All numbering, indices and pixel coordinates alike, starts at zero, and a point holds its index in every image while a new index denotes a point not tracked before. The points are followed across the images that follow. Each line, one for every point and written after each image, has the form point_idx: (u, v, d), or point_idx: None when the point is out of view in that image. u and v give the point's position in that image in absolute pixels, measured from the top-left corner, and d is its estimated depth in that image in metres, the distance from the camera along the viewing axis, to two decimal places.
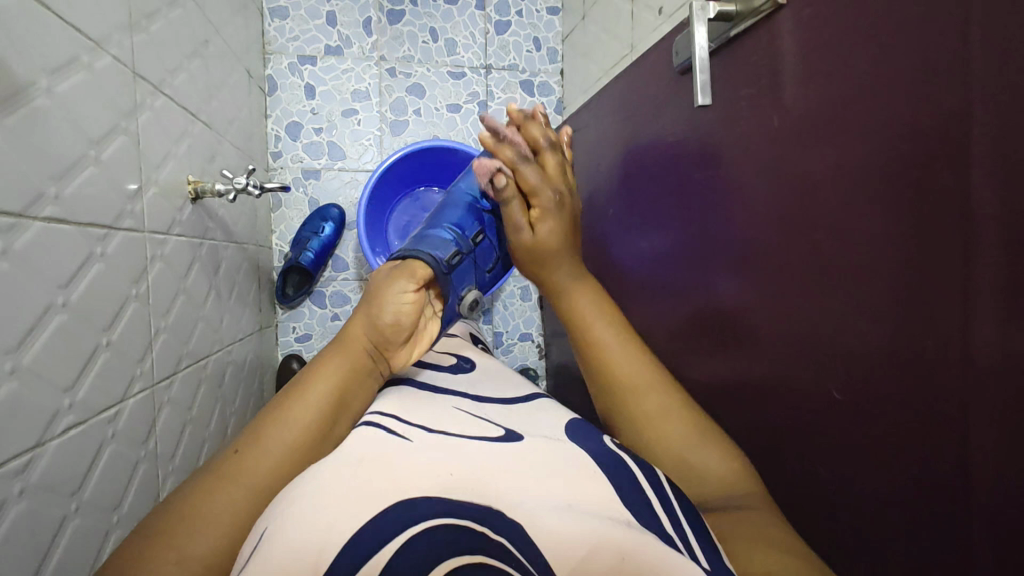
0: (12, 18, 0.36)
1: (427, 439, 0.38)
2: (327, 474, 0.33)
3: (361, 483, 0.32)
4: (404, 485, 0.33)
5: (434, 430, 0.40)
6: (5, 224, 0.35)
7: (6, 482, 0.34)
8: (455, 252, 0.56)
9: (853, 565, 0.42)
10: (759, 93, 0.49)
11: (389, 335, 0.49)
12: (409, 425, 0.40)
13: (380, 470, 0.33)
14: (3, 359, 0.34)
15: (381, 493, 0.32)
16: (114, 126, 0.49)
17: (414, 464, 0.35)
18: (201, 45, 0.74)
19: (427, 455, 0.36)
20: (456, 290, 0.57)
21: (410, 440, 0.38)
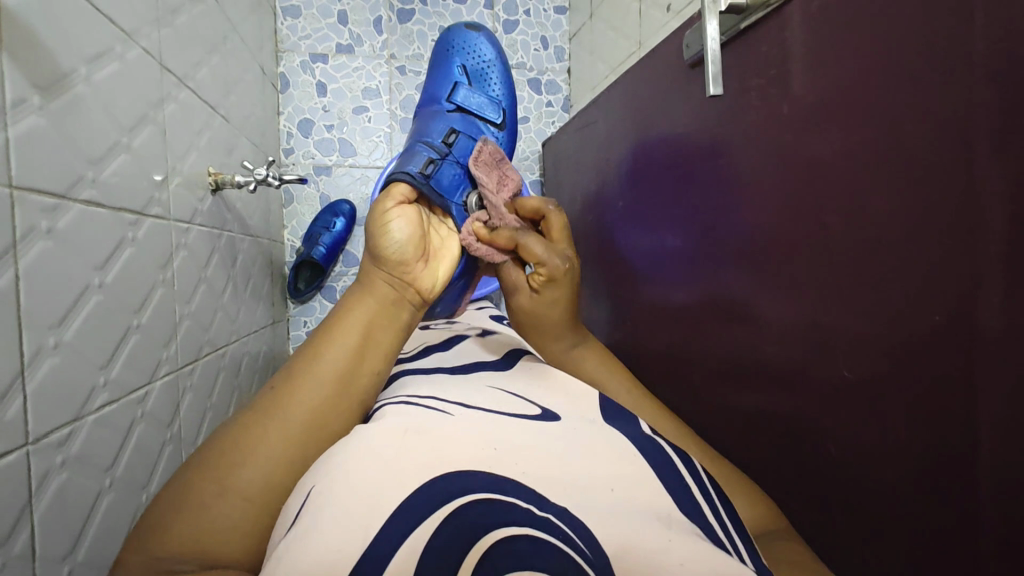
0: (55, 7, 0.38)
1: (463, 415, 0.40)
2: (370, 443, 0.34)
3: (405, 456, 0.34)
4: (444, 459, 0.34)
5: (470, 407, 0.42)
6: (50, 204, 0.37)
7: (49, 452, 0.36)
8: (429, 161, 0.57)
9: (863, 540, 0.43)
10: (769, 83, 0.50)
11: (402, 264, 0.48)
12: (444, 403, 0.42)
13: (422, 444, 0.35)
14: (46, 334, 0.36)
15: (423, 469, 0.33)
16: (144, 116, 0.51)
17: (453, 439, 0.36)
18: (220, 41, 0.75)
19: (462, 429, 0.38)
20: (454, 197, 0.58)
21: (449, 415, 0.40)
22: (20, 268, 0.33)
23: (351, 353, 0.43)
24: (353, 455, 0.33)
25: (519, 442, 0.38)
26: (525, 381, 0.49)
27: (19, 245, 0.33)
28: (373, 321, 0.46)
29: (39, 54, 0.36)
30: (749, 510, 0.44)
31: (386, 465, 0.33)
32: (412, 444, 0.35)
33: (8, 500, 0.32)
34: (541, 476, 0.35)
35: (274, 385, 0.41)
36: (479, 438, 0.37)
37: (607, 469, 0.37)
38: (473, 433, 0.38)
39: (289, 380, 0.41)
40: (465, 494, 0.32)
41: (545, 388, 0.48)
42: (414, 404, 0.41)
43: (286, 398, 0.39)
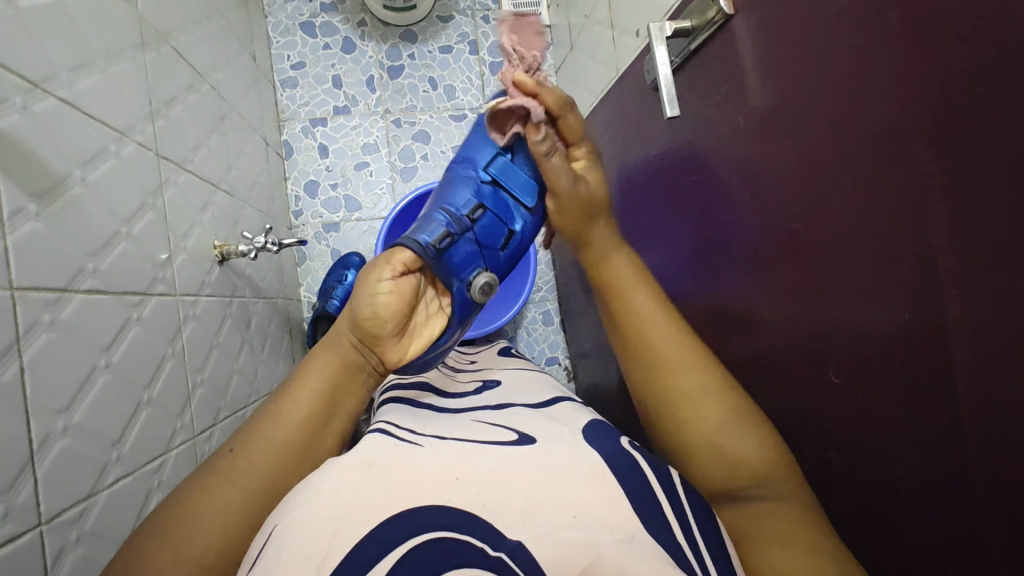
0: (48, 122, 0.42)
1: (436, 446, 0.40)
2: (340, 479, 0.35)
3: (371, 489, 0.34)
4: (410, 490, 0.34)
5: (446, 438, 0.42)
6: (51, 298, 0.40)
7: (64, 529, 0.38)
8: (444, 233, 0.53)
9: (879, 551, 0.41)
10: (725, 97, 0.51)
11: (371, 328, 0.49)
12: (421, 434, 0.42)
13: (386, 478, 0.35)
14: (55, 419, 0.38)
15: (393, 500, 0.34)
16: (143, 204, 0.55)
17: (422, 467, 0.37)
18: (218, 122, 0.81)
19: (434, 457, 0.38)
20: (460, 275, 0.54)
21: (422, 445, 0.40)
22: (25, 361, 0.36)
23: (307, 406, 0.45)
24: (320, 496, 0.34)
25: (495, 468, 0.38)
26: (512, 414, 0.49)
27: (22, 340, 0.37)
28: (329, 382, 0.47)
29: (34, 164, 0.40)
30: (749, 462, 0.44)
31: (351, 499, 0.34)
32: (378, 477, 0.35)
33: None
34: (525, 503, 0.35)
35: (232, 448, 0.42)
36: (451, 468, 0.37)
37: (584, 486, 0.37)
38: (447, 463, 0.38)
39: (248, 443, 0.43)
40: (422, 542, 0.32)
41: (528, 418, 0.47)
42: (392, 434, 0.41)
43: (242, 458, 0.41)
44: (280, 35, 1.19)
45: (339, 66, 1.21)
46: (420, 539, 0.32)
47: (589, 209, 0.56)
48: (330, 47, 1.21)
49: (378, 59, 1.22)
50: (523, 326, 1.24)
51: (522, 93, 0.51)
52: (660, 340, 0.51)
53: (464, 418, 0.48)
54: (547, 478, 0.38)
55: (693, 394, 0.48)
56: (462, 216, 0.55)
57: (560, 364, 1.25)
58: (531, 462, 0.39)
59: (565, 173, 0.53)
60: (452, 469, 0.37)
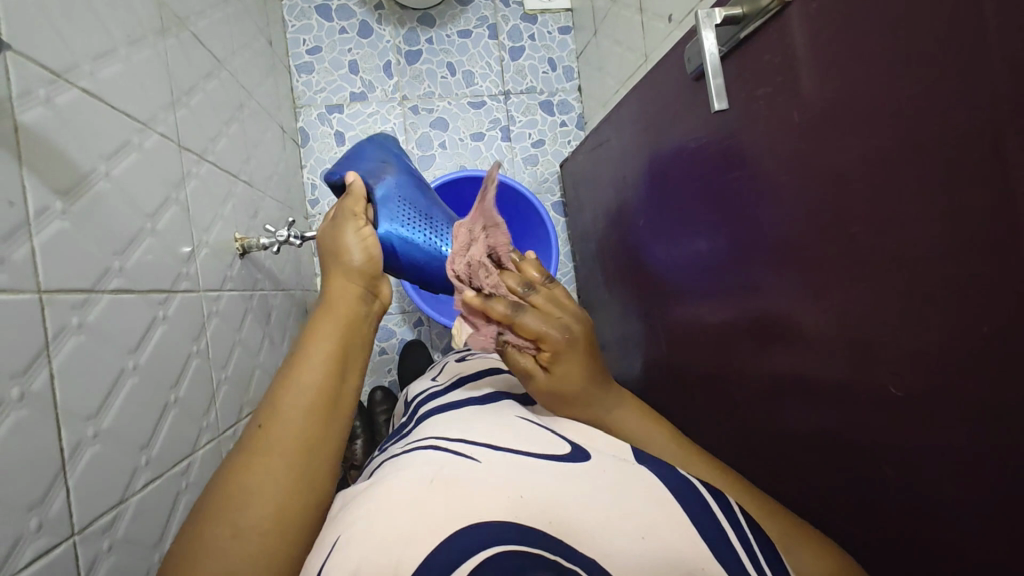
0: (73, 114, 0.40)
1: (493, 458, 0.39)
2: (398, 495, 0.34)
3: (435, 505, 0.34)
4: (473, 506, 0.34)
5: (498, 445, 0.41)
6: (79, 300, 0.38)
7: (96, 538, 0.37)
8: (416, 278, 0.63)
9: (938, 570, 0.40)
10: (776, 90, 0.48)
11: (368, 269, 0.52)
12: (475, 444, 0.41)
13: (452, 492, 0.35)
14: (85, 425, 0.37)
15: (458, 515, 0.33)
16: (166, 198, 0.54)
17: (482, 481, 0.36)
18: (237, 110, 0.79)
19: (494, 470, 0.37)
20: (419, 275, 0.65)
21: (477, 457, 0.39)
22: (54, 367, 0.35)
23: (333, 374, 0.44)
24: (387, 511, 0.33)
25: (552, 485, 0.37)
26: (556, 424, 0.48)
27: (51, 346, 0.35)
28: (344, 346, 0.46)
29: (59, 160, 0.38)
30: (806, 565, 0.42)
31: (414, 515, 0.33)
32: (440, 493, 0.34)
33: None
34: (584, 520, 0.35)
35: (260, 425, 0.40)
36: (512, 483, 0.36)
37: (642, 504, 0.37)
38: (507, 476, 0.37)
39: (276, 414, 0.41)
40: (494, 557, 0.31)
41: (572, 428, 0.46)
42: (446, 446, 0.41)
43: (277, 430, 0.39)
44: (296, 19, 1.16)
45: (355, 51, 1.18)
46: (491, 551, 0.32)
47: (566, 396, 0.48)
48: (347, 31, 1.17)
49: (396, 44, 1.19)
50: None
51: (472, 310, 0.49)
52: (667, 463, 0.49)
53: (505, 412, 0.48)
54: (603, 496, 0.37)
55: (675, 465, 0.48)
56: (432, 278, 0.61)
57: None
58: (591, 479, 0.38)
59: (526, 361, 0.48)
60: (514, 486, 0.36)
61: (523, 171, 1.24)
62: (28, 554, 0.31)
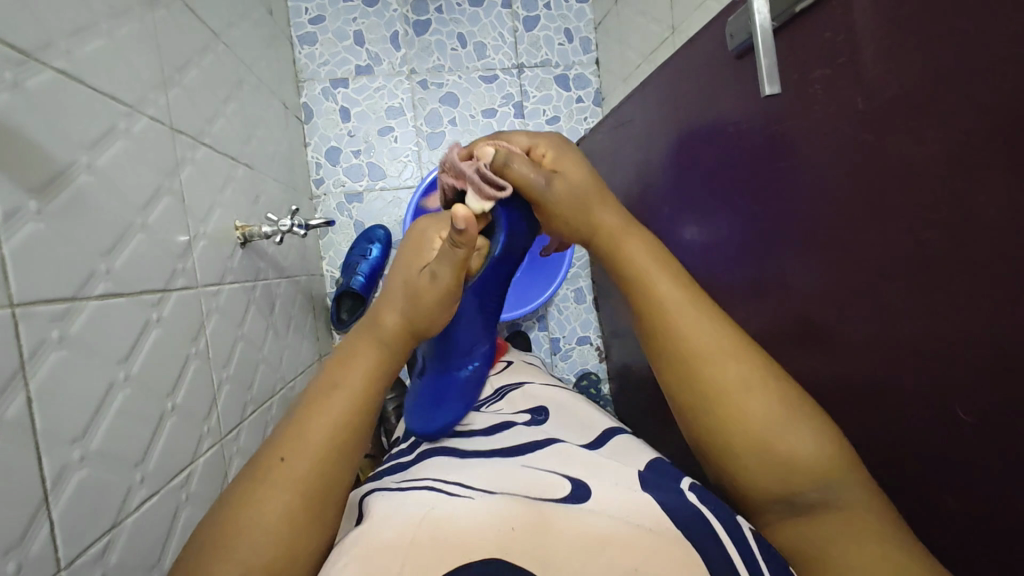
0: (47, 99, 0.36)
1: (489, 492, 0.37)
2: (380, 531, 0.33)
3: (420, 543, 0.32)
4: (459, 545, 0.32)
5: (493, 484, 0.39)
6: (59, 311, 0.34)
7: (87, 569, 0.34)
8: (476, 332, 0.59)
9: None
10: (835, 73, 0.43)
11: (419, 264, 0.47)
12: (472, 483, 0.39)
13: (439, 528, 0.33)
14: (71, 448, 0.34)
15: (449, 554, 0.31)
16: (159, 187, 0.49)
17: (475, 515, 0.34)
18: (235, 86, 0.74)
19: (486, 504, 0.35)
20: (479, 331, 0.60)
21: (471, 494, 0.37)
22: (33, 390, 0.31)
23: (364, 412, 0.40)
24: (367, 549, 0.32)
25: (557, 515, 0.34)
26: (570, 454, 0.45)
27: (28, 365, 0.31)
28: (377, 386, 0.42)
29: (30, 155, 0.33)
30: (808, 453, 0.36)
31: (401, 556, 0.31)
32: (429, 530, 0.33)
33: None
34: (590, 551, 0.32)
35: (284, 457, 0.36)
36: (507, 514, 0.34)
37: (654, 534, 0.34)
38: (500, 508, 0.35)
39: (298, 444, 0.37)
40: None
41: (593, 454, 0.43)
42: (441, 485, 0.38)
43: (296, 462, 0.36)
44: None
45: (361, 21, 1.11)
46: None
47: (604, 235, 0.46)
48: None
49: (404, 13, 1.12)
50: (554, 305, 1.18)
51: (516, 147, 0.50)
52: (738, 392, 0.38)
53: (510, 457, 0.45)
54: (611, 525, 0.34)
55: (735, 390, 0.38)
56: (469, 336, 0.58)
57: (592, 344, 1.20)
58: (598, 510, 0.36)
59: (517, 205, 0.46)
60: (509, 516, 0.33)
61: None
62: None
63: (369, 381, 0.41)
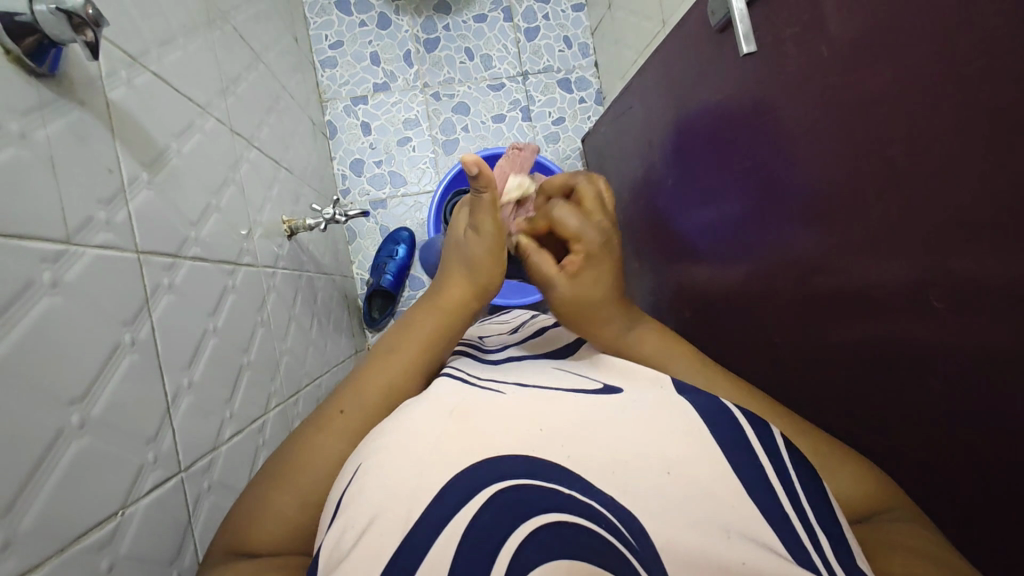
0: (149, 95, 0.44)
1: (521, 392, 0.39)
2: (420, 429, 0.34)
3: (461, 438, 0.33)
4: (492, 438, 0.33)
5: (528, 387, 0.40)
6: (167, 263, 0.42)
7: (197, 478, 0.40)
8: None
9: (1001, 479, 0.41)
10: (802, 30, 0.50)
11: (484, 271, 0.50)
12: (503, 384, 0.41)
13: (471, 429, 0.34)
14: (181, 375, 0.41)
15: (470, 454, 0.32)
16: (225, 178, 0.57)
17: (504, 412, 0.36)
18: (274, 101, 0.83)
19: (517, 404, 0.37)
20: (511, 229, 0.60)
21: (502, 394, 0.38)
22: (154, 320, 0.38)
23: (410, 375, 0.42)
24: (403, 448, 0.33)
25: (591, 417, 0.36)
26: (595, 363, 0.47)
27: (150, 300, 0.38)
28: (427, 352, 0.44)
29: (141, 136, 0.41)
30: (851, 488, 0.40)
31: (430, 450, 0.33)
32: (459, 427, 0.34)
33: (172, 521, 0.37)
34: (613, 455, 0.34)
35: (342, 410, 0.38)
36: (539, 414, 0.36)
37: (673, 437, 0.35)
38: (530, 411, 0.36)
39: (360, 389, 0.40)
40: (516, 483, 0.31)
41: (617, 362, 0.46)
42: (473, 382, 0.41)
43: (354, 404, 0.39)
44: (317, 15, 1.20)
45: (376, 43, 1.21)
46: (501, 485, 0.31)
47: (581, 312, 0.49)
48: (366, 24, 1.21)
49: (414, 33, 1.22)
50: None
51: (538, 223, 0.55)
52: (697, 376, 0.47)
53: (545, 368, 0.46)
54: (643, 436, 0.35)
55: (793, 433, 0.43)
56: None
57: None
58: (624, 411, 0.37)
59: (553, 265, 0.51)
60: (539, 417, 0.36)
61: (545, 149, 1.26)
62: (149, 482, 0.35)
63: (419, 349, 0.44)
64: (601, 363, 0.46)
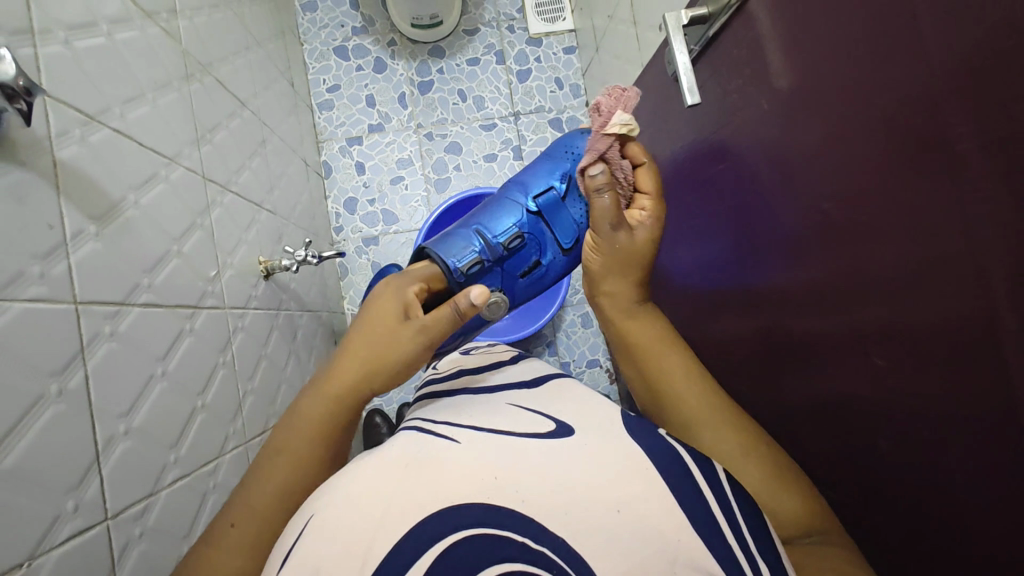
0: (105, 150, 0.46)
1: (474, 437, 0.39)
2: (368, 481, 0.35)
3: (414, 490, 0.34)
4: (444, 492, 0.34)
5: (480, 427, 0.41)
6: (111, 311, 0.43)
7: (127, 525, 0.41)
8: (477, 261, 0.62)
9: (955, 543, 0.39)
10: (746, 81, 0.51)
11: (369, 380, 0.46)
12: (458, 425, 0.41)
13: (423, 482, 0.35)
14: (118, 421, 0.42)
15: (421, 509, 0.33)
16: (192, 223, 0.59)
17: (456, 464, 0.36)
18: (260, 145, 0.86)
19: (470, 455, 0.37)
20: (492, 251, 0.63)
21: (457, 440, 0.39)
22: (89, 369, 0.40)
23: (298, 470, 0.42)
24: (353, 498, 0.34)
25: (536, 460, 0.37)
26: (555, 396, 0.47)
27: (86, 349, 0.40)
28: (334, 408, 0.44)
29: (92, 191, 0.43)
30: (787, 514, 0.43)
31: (379, 506, 0.33)
32: (409, 476, 0.35)
33: (93, 569, 0.37)
34: (563, 501, 0.34)
35: (233, 523, 0.39)
36: (492, 463, 0.36)
37: (616, 482, 0.35)
38: (483, 460, 0.37)
39: (245, 507, 0.40)
40: (469, 534, 0.32)
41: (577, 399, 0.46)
42: (429, 430, 0.41)
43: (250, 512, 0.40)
44: (316, 61, 1.25)
45: (372, 86, 1.25)
46: (453, 539, 0.32)
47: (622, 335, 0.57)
48: (363, 68, 1.25)
49: (409, 76, 1.26)
50: (562, 330, 1.21)
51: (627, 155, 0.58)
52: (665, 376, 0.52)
53: (500, 402, 0.47)
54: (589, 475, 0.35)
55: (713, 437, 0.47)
56: (497, 242, 0.62)
57: (602, 366, 1.21)
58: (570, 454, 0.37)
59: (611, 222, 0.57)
60: (492, 466, 0.36)
61: None
62: (65, 532, 0.35)
63: (311, 441, 0.43)
64: (561, 396, 0.47)
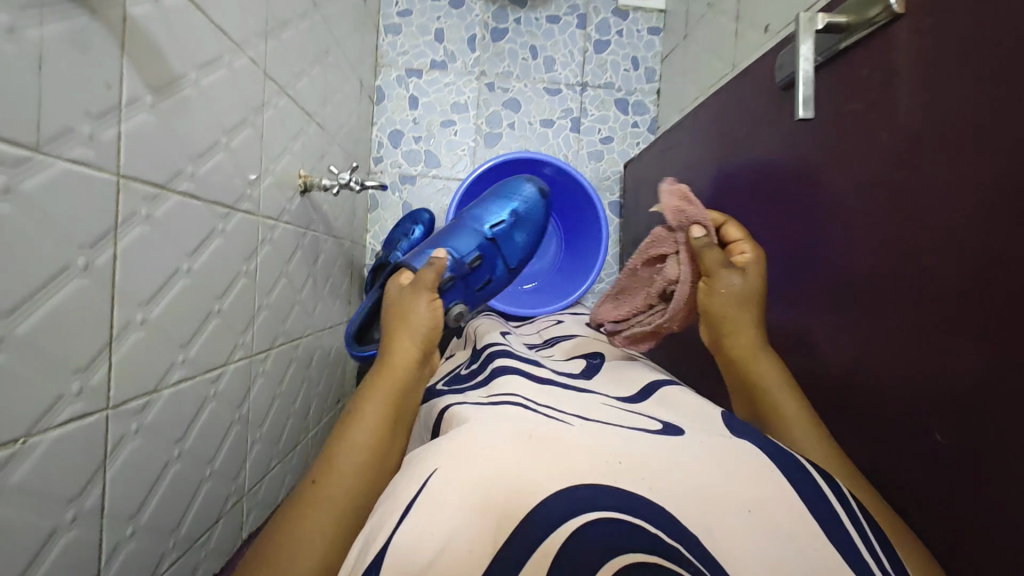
0: (175, 16, 0.42)
1: (586, 424, 0.38)
2: (481, 443, 0.34)
3: (540, 462, 0.33)
4: (569, 468, 0.33)
5: (586, 417, 0.40)
6: (151, 193, 0.40)
7: (127, 418, 0.39)
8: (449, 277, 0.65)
9: None
10: (868, 108, 0.46)
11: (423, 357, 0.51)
12: (563, 411, 0.40)
13: (547, 454, 0.34)
14: (136, 310, 0.39)
15: (546, 481, 0.32)
16: (244, 119, 0.55)
17: (574, 443, 0.35)
18: (323, 54, 0.81)
19: (587, 438, 0.36)
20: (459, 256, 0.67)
21: (571, 423, 0.38)
22: (119, 249, 0.37)
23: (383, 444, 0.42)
24: (470, 458, 0.34)
25: (649, 451, 0.36)
26: (658, 403, 0.46)
27: (120, 227, 0.37)
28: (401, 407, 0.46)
29: (155, 58, 0.40)
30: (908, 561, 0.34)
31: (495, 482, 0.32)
32: (531, 449, 0.34)
33: (86, 458, 0.35)
34: (685, 495, 0.33)
35: (315, 479, 0.39)
36: (611, 448, 0.35)
37: (704, 491, 0.33)
38: (602, 444, 0.36)
39: (330, 468, 0.39)
40: (599, 515, 0.32)
41: (683, 403, 0.45)
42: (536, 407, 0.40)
43: (332, 482, 0.38)
44: None
45: (444, 20, 1.19)
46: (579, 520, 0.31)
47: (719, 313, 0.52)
48: None
49: (484, 19, 1.20)
50: None
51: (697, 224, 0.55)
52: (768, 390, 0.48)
53: (595, 399, 0.46)
54: (693, 471, 0.34)
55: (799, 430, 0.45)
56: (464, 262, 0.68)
57: None
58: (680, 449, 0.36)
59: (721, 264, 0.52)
60: (617, 452, 0.35)
61: (586, 165, 1.23)
62: (66, 414, 0.33)
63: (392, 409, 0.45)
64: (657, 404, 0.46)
